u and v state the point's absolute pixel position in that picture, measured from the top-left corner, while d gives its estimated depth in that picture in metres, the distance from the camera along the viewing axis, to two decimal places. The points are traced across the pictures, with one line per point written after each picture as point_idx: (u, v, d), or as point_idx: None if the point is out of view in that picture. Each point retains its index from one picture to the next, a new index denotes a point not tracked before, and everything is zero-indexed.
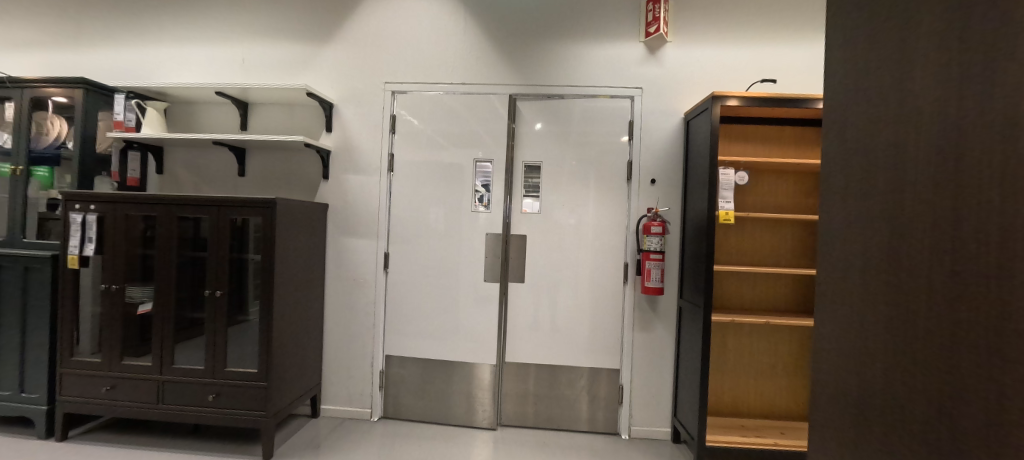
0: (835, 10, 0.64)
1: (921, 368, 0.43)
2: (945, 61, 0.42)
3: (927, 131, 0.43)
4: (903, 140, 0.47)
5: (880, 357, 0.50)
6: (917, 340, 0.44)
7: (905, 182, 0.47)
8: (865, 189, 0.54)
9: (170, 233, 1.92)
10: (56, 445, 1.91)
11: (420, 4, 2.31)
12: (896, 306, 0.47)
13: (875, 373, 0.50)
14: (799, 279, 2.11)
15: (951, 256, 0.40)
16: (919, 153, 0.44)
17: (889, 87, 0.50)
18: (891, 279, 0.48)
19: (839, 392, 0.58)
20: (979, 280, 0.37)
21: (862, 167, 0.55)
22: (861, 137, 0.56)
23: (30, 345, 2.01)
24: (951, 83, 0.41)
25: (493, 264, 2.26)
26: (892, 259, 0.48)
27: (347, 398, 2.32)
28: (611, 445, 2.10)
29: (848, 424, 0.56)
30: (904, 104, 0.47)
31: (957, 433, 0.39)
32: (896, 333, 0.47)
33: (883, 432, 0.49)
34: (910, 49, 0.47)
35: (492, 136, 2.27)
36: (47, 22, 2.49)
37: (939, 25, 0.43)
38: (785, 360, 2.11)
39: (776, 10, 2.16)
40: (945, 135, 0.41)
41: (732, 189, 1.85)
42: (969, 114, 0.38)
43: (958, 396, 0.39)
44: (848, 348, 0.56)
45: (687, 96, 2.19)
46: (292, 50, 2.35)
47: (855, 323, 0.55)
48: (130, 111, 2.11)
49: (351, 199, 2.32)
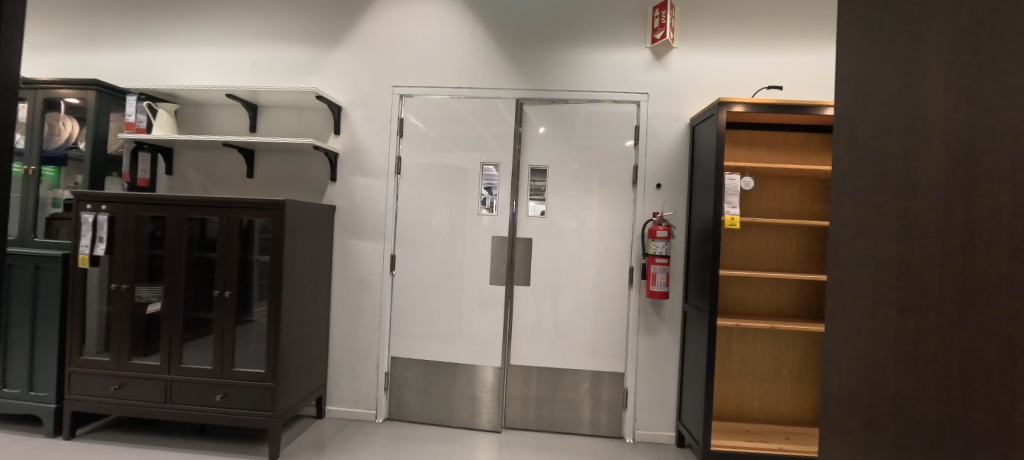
0: (844, 22, 0.66)
1: (934, 374, 0.44)
2: (956, 77, 0.43)
3: (938, 143, 0.45)
4: (913, 148, 0.49)
5: (892, 362, 0.51)
6: (930, 347, 0.45)
7: (916, 193, 0.48)
8: (877, 197, 0.55)
9: (180, 234, 1.94)
10: (64, 444, 1.93)
11: (428, 8, 2.33)
12: (908, 312, 0.48)
13: (888, 378, 0.51)
14: (803, 284, 2.12)
15: (964, 265, 0.41)
16: (930, 165, 0.46)
17: (899, 96, 0.52)
18: (903, 284, 0.50)
19: (851, 398, 0.59)
20: (989, 284, 0.38)
21: (874, 173, 0.56)
22: (872, 147, 0.57)
23: (39, 343, 2.03)
24: (961, 96, 0.42)
25: (499, 266, 2.27)
26: (902, 266, 0.50)
27: (353, 400, 2.32)
28: (615, 449, 2.11)
29: (860, 428, 0.57)
30: (914, 112, 0.49)
31: (968, 435, 0.40)
32: (909, 339, 0.48)
33: (894, 437, 0.50)
34: (919, 63, 0.48)
35: (499, 140, 2.28)
36: (60, 24, 2.53)
37: (948, 37, 0.45)
38: (790, 365, 2.11)
39: (781, 17, 2.18)
40: (955, 147, 0.42)
41: (737, 194, 1.87)
42: (979, 123, 0.40)
43: (970, 401, 0.40)
44: (859, 353, 0.57)
45: (692, 101, 2.21)
46: (301, 53, 2.37)
47: (866, 327, 0.56)
48: (141, 113, 2.15)
49: (358, 201, 2.33)
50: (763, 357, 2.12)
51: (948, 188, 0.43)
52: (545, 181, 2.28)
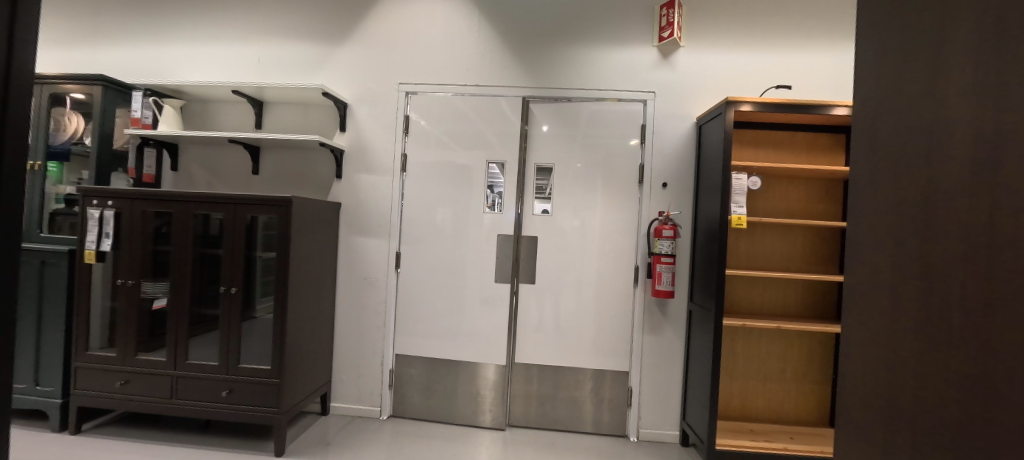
0: (864, 19, 0.65)
1: (956, 374, 0.44)
2: (980, 75, 0.42)
3: (961, 141, 0.44)
4: (936, 148, 0.48)
5: (913, 363, 0.50)
6: (953, 347, 0.44)
7: (939, 192, 0.47)
8: (898, 196, 0.55)
9: (186, 230, 1.94)
10: (70, 439, 1.93)
11: (435, 6, 2.32)
12: (931, 313, 0.48)
13: (908, 379, 0.51)
14: (809, 284, 2.12)
15: (988, 265, 0.40)
16: (954, 164, 0.45)
17: (921, 94, 0.51)
18: (924, 284, 0.49)
19: (869, 398, 0.58)
20: (1007, 282, 0.38)
21: (894, 173, 0.56)
22: (892, 146, 0.56)
23: (45, 337, 2.03)
24: (985, 95, 0.42)
25: (504, 264, 2.27)
26: (924, 266, 0.49)
27: (357, 397, 2.32)
28: (618, 447, 2.11)
29: (875, 427, 0.57)
30: (935, 110, 0.48)
31: (989, 436, 0.39)
32: (931, 340, 0.48)
33: (913, 437, 0.49)
34: (943, 60, 0.48)
35: (504, 138, 2.28)
36: (66, 19, 2.52)
37: (973, 34, 0.44)
38: (795, 365, 2.11)
39: (790, 16, 2.17)
40: (980, 146, 0.42)
41: (744, 194, 1.86)
42: (1001, 119, 0.39)
43: (989, 402, 0.39)
44: (878, 353, 0.57)
45: (699, 101, 2.20)
46: (307, 50, 2.37)
47: (884, 327, 0.56)
48: (147, 109, 2.17)
49: (364, 198, 2.33)
50: (768, 357, 2.12)
51: (971, 186, 0.43)
52: (550, 180, 2.28)
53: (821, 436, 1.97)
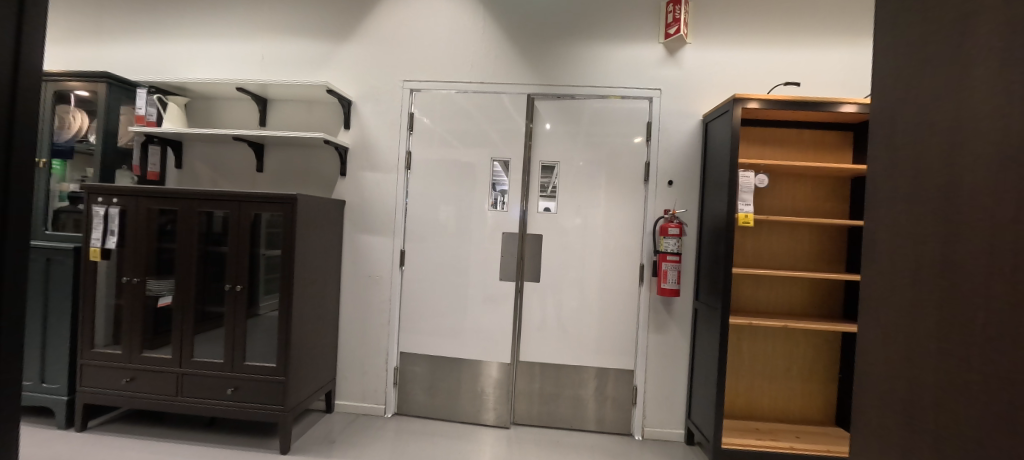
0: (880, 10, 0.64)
1: (973, 376, 0.42)
2: (1000, 65, 0.41)
3: (980, 135, 0.43)
4: (951, 142, 0.47)
5: (925, 364, 0.49)
6: (968, 348, 0.43)
7: (953, 188, 0.46)
8: (910, 192, 0.53)
9: (191, 228, 1.93)
10: (76, 435, 1.94)
11: (439, 2, 2.31)
12: (945, 312, 0.46)
13: (920, 379, 0.50)
14: (816, 283, 2.11)
15: (1005, 263, 0.39)
16: (971, 158, 0.44)
17: (936, 86, 0.50)
18: (936, 282, 0.48)
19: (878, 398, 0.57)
20: (1015, 273, 0.38)
21: (900, 164, 0.56)
22: (904, 140, 0.55)
23: (50, 334, 2.03)
24: (1006, 85, 0.40)
25: (509, 262, 2.26)
26: (938, 264, 0.48)
27: (362, 395, 2.32)
28: (622, 446, 2.11)
29: (883, 428, 0.55)
30: (951, 102, 0.47)
31: (1004, 439, 0.38)
32: (945, 340, 0.46)
33: (924, 439, 0.48)
34: (961, 52, 0.46)
35: (509, 136, 2.27)
36: (70, 16, 2.52)
37: (993, 23, 0.42)
38: (801, 364, 2.11)
39: (797, 12, 2.15)
40: (1000, 139, 0.40)
41: (751, 192, 1.85)
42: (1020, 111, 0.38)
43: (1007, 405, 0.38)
44: (888, 352, 0.55)
45: (705, 98, 2.19)
46: (311, 47, 2.36)
47: (886, 318, 0.56)
48: (151, 106, 2.15)
49: (367, 196, 2.32)
50: (775, 356, 2.11)
51: (986, 179, 0.42)
52: (555, 178, 2.27)
53: (826, 435, 1.97)
